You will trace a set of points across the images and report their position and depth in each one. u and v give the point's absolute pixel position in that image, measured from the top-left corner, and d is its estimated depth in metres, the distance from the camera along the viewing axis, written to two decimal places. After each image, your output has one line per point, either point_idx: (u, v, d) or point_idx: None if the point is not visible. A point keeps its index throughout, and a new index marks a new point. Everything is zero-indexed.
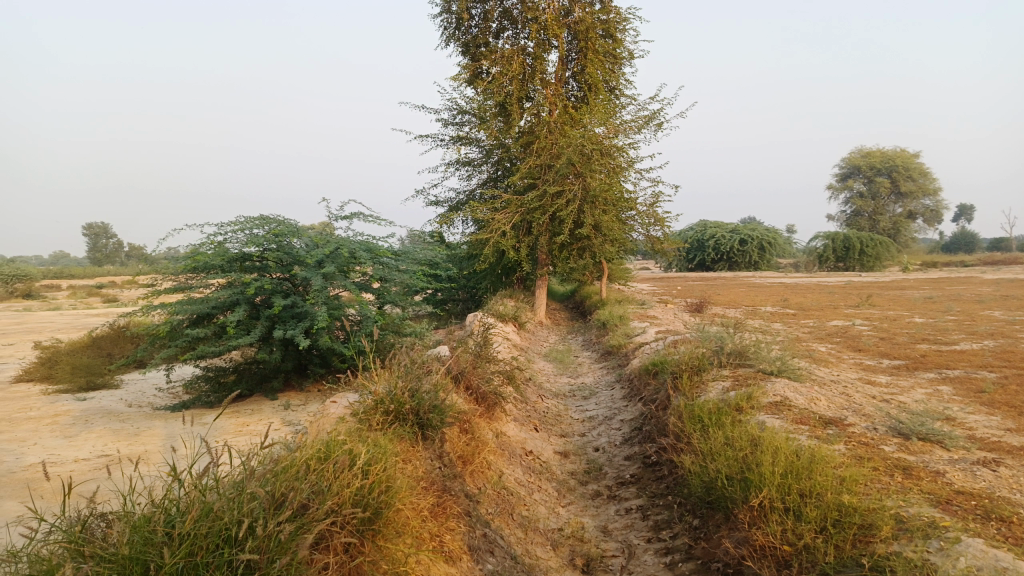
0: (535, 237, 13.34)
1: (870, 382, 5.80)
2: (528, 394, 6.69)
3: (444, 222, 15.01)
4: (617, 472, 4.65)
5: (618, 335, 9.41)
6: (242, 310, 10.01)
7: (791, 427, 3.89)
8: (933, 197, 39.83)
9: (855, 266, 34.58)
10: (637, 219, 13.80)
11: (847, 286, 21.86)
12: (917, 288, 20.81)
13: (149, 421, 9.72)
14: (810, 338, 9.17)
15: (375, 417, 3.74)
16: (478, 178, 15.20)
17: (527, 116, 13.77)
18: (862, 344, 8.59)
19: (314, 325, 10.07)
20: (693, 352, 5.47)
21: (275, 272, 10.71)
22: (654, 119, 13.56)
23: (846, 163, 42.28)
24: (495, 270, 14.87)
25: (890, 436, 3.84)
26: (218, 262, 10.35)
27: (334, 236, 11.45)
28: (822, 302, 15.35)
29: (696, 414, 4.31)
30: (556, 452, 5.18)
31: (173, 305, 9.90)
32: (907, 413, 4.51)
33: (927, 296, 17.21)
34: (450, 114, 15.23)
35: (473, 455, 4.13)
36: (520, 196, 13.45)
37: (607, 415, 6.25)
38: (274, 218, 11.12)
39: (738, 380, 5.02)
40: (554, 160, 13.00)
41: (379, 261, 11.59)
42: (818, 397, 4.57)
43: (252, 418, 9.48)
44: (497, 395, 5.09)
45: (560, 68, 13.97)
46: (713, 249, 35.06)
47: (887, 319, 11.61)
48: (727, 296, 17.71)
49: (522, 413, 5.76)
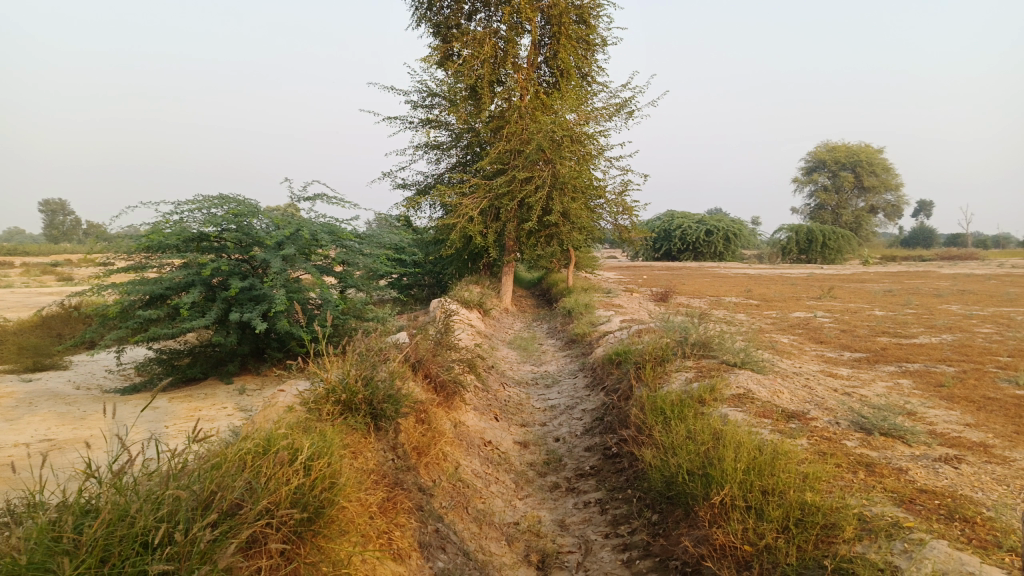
0: (503, 223, 13.19)
1: (832, 375, 5.79)
2: (490, 382, 6.56)
3: (411, 206, 14.75)
4: (577, 464, 4.55)
5: (582, 324, 9.32)
6: (197, 292, 9.70)
7: (754, 420, 3.82)
8: (894, 192, 40.54)
9: (817, 258, 35.08)
10: (605, 207, 13.72)
11: (809, 278, 22.11)
12: (878, 282, 21.14)
13: (97, 404, 9.37)
14: (773, 330, 9.19)
15: (325, 407, 3.58)
16: (446, 162, 14.98)
17: (497, 100, 13.57)
18: (824, 336, 8.62)
19: (272, 308, 9.79)
20: (657, 343, 5.38)
21: (233, 253, 10.39)
22: (625, 106, 13.46)
23: (812, 156, 42.78)
24: (461, 256, 14.68)
25: (853, 431, 3.78)
26: (172, 241, 9.99)
27: (296, 217, 11.14)
28: (785, 294, 15.48)
29: (658, 406, 4.21)
30: (516, 442, 5.06)
31: (124, 286, 9.54)
32: (868, 407, 4.48)
33: (887, 289, 17.49)
34: (419, 96, 14.96)
35: (428, 446, 3.99)
36: (488, 181, 13.27)
37: (569, 404, 6.14)
38: (234, 197, 10.78)
39: (701, 371, 4.95)
40: (523, 146, 12.83)
41: (341, 244, 11.32)
42: (781, 390, 4.51)
43: (205, 403, 9.21)
44: (457, 383, 4.94)
45: (532, 52, 13.76)
46: (680, 238, 35.26)
47: (849, 312, 11.73)
48: (692, 286, 17.78)
49: (482, 402, 5.63)
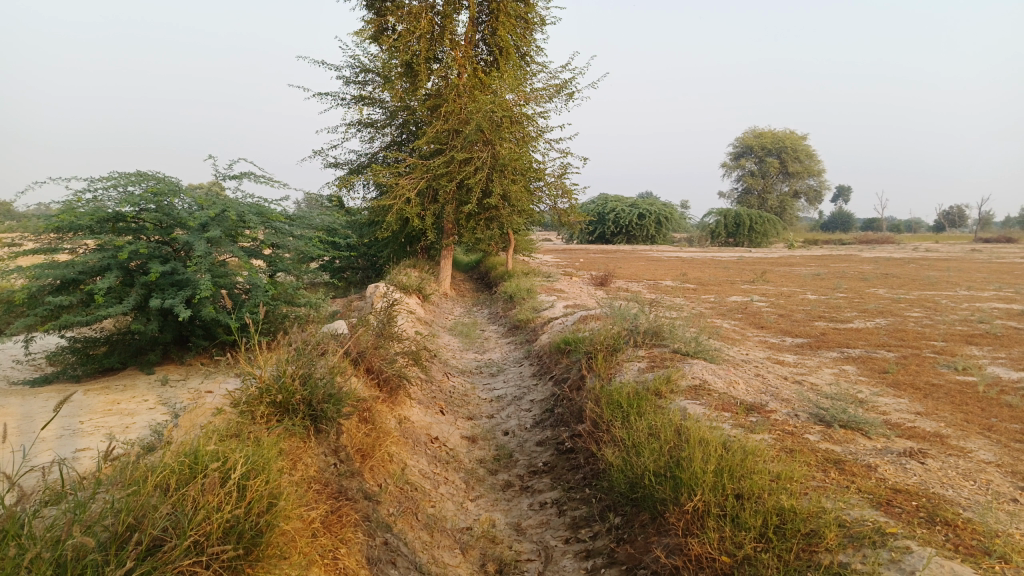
0: (440, 205, 12.84)
1: (779, 362, 5.76)
2: (432, 372, 6.29)
3: (344, 186, 14.23)
4: (529, 460, 4.35)
5: (525, 310, 9.13)
6: (114, 277, 9.05)
7: (714, 414, 3.69)
8: (817, 178, 41.85)
9: (744, 242, 35.94)
10: (545, 189, 13.54)
11: (740, 261, 22.59)
12: (805, 264, 21.71)
13: (2, 398, 8.65)
14: (713, 315, 9.21)
15: (259, 410, 3.26)
16: (380, 141, 14.49)
17: (434, 78, 13.15)
18: (763, 321, 8.68)
19: (197, 294, 9.21)
20: (608, 331, 5.21)
21: (153, 235, 9.74)
22: (565, 87, 13.26)
23: (740, 142, 43.70)
24: (397, 239, 14.26)
25: (814, 424, 3.70)
26: (85, 222, 9.29)
27: (220, 196, 10.53)
28: (719, 277, 15.68)
29: (614, 399, 4.04)
30: (463, 437, 4.82)
31: (30, 269, 8.79)
32: (820, 397, 4.43)
33: (815, 272, 17.98)
34: (352, 72, 14.40)
35: (372, 448, 3.72)
36: (425, 161, 12.89)
37: (516, 395, 5.94)
38: (152, 175, 10.10)
39: (654, 361, 4.81)
40: (462, 126, 12.50)
41: (270, 226, 10.78)
42: (737, 381, 4.40)
43: (124, 395, 8.62)
44: (401, 377, 4.66)
45: (470, 29, 13.39)
46: (613, 222, 35.53)
47: (782, 295, 11.93)
48: (629, 270, 17.85)
49: (426, 394, 5.36)
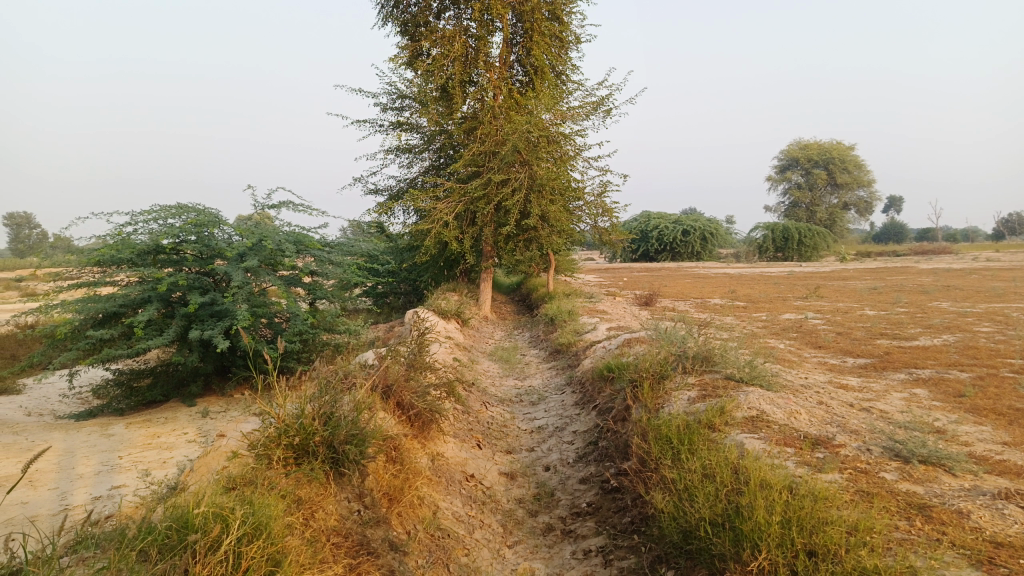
0: (479, 228, 12.66)
1: (842, 386, 5.32)
2: (470, 401, 6.02)
3: (383, 212, 14.18)
4: (572, 500, 4.03)
5: (566, 333, 8.81)
6: (153, 310, 9.06)
7: (774, 451, 3.33)
8: (867, 188, 40.61)
9: (793, 255, 34.96)
10: (585, 209, 13.26)
11: (790, 276, 21.85)
12: (859, 278, 20.88)
13: (46, 432, 8.68)
14: (765, 334, 8.75)
15: (276, 453, 3.03)
16: (418, 166, 14.43)
17: (470, 101, 13.04)
18: (820, 340, 8.20)
19: (235, 324, 9.15)
20: (655, 356, 4.87)
21: (192, 266, 9.75)
22: (603, 104, 13.01)
23: (785, 154, 42.76)
24: (437, 263, 14.11)
25: (890, 460, 3.30)
26: (126, 255, 9.33)
27: (259, 225, 10.51)
28: (770, 294, 15.12)
29: (663, 433, 3.71)
30: (501, 473, 4.53)
31: (73, 304, 8.86)
32: (891, 426, 4.01)
33: (871, 285, 17.22)
34: (389, 98, 14.40)
35: (401, 490, 3.46)
36: (463, 184, 12.75)
37: (557, 425, 5.62)
38: (192, 206, 10.15)
39: (706, 390, 4.45)
40: (498, 147, 12.33)
41: (309, 254, 10.72)
42: (798, 410, 4.02)
43: (164, 428, 8.58)
44: (433, 411, 4.40)
45: (505, 50, 13.28)
46: (657, 239, 34.99)
47: (838, 312, 11.36)
48: (674, 288, 17.39)
49: (462, 427, 5.09)
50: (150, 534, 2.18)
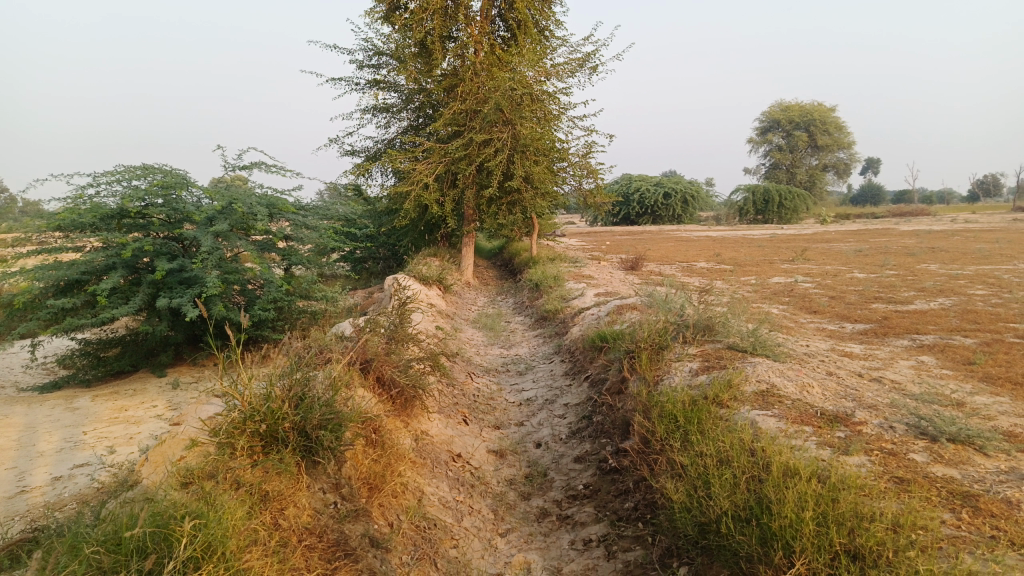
0: (460, 190, 12.24)
1: (847, 354, 5.07)
2: (453, 372, 5.70)
3: (361, 174, 13.66)
4: (567, 481, 3.74)
5: (553, 299, 8.49)
6: (118, 277, 8.60)
7: (791, 431, 3.05)
8: (847, 150, 40.42)
9: (774, 218, 34.84)
10: (569, 170, 12.85)
11: (774, 239, 21.66)
12: (843, 240, 20.70)
13: (7, 407, 8.26)
14: (758, 298, 8.50)
15: (240, 441, 2.68)
16: (397, 126, 13.91)
17: (450, 57, 12.48)
18: (814, 305, 7.95)
19: (205, 292, 8.72)
20: (653, 325, 4.56)
21: (159, 231, 9.28)
22: (588, 61, 12.53)
23: (766, 116, 42.37)
24: (417, 227, 13.68)
25: (918, 439, 3.03)
26: (88, 219, 8.83)
27: (229, 187, 10.00)
28: (756, 257, 14.89)
29: (667, 410, 3.41)
30: (489, 451, 4.23)
31: (31, 272, 8.37)
32: (909, 399, 3.75)
33: (857, 248, 17.04)
34: (366, 55, 13.78)
35: (382, 477, 3.14)
36: (443, 144, 12.27)
37: (548, 397, 5.31)
38: (158, 167, 9.62)
39: (709, 361, 4.16)
40: (480, 106, 11.85)
41: (283, 218, 10.24)
42: (810, 383, 3.74)
43: (133, 401, 8.18)
44: (416, 387, 4.07)
45: (486, 4, 12.69)
46: (638, 202, 34.70)
47: (827, 275, 11.15)
48: (659, 251, 17.13)
49: (446, 401, 4.77)
50: (88, 549, 1.85)
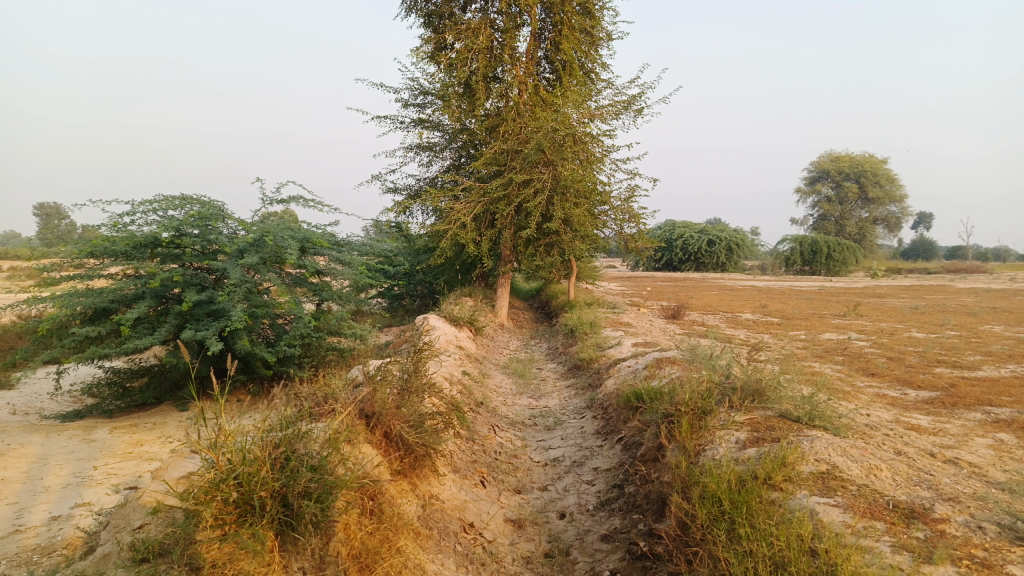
0: (498, 230, 11.96)
1: (914, 427, 4.52)
2: (476, 425, 5.30)
3: (400, 211, 13.52)
4: (591, 564, 3.29)
5: (587, 347, 8.04)
6: (144, 307, 8.45)
7: (859, 529, 2.57)
8: (899, 203, 39.30)
9: (821, 270, 33.84)
10: (610, 214, 12.50)
11: (823, 292, 20.86)
12: (897, 296, 19.80)
13: (26, 435, 8.09)
14: (809, 356, 7.93)
15: (209, 512, 2.32)
16: (438, 165, 13.78)
17: (494, 98, 12.34)
18: (871, 366, 7.34)
19: (229, 325, 8.52)
20: (696, 386, 4.10)
21: (190, 261, 9.16)
22: (633, 104, 12.25)
23: (815, 166, 41.58)
24: (453, 266, 13.43)
25: (1015, 546, 2.49)
26: (120, 247, 8.76)
27: (263, 220, 9.88)
28: (804, 310, 14.22)
29: (709, 490, 2.95)
30: (507, 521, 3.81)
31: (59, 298, 8.29)
32: (994, 489, 3.21)
33: (914, 305, 16.21)
34: (411, 94, 13.76)
35: (376, 553, 2.74)
36: (483, 183, 12.06)
37: (576, 458, 4.85)
38: (195, 198, 9.56)
39: (759, 432, 3.67)
40: (521, 146, 11.64)
41: (316, 252, 10.07)
42: (877, 464, 3.23)
43: (150, 435, 7.94)
44: (428, 445, 3.68)
45: (532, 45, 12.58)
46: (681, 248, 34.14)
47: (883, 333, 10.49)
48: (703, 300, 16.55)
49: (465, 459, 4.37)
50: None
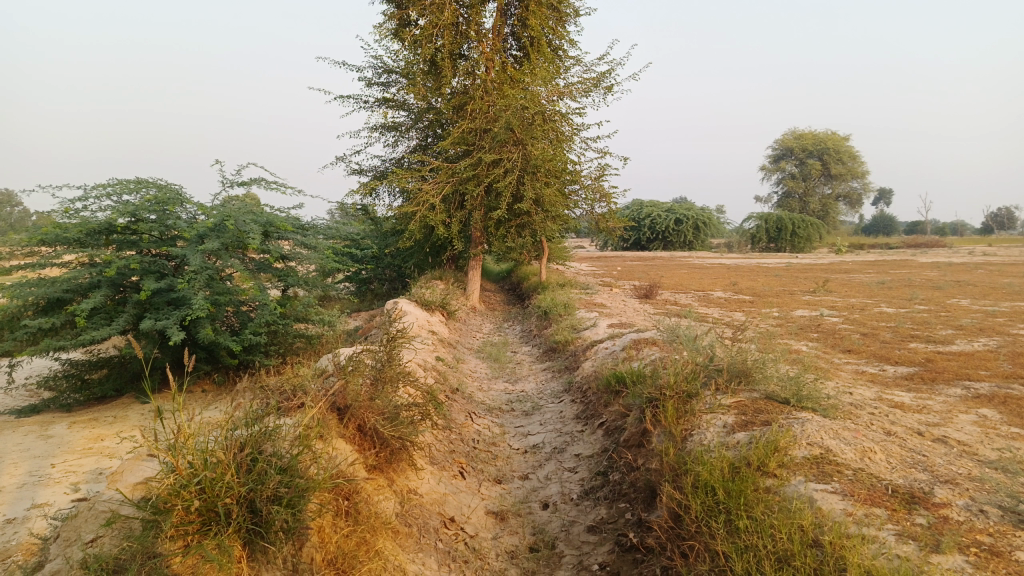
0: (468, 211, 11.72)
1: (898, 405, 4.46)
2: (452, 413, 5.12)
3: (366, 193, 13.18)
4: (579, 557, 3.16)
5: (562, 330, 7.90)
6: (100, 297, 8.09)
7: (862, 517, 2.46)
8: (861, 180, 39.83)
9: (786, 246, 34.19)
10: (581, 193, 12.34)
11: (789, 268, 21.03)
12: (862, 271, 20.04)
13: None
14: (784, 333, 7.89)
15: (168, 523, 2.12)
16: (405, 145, 13.46)
17: (461, 76, 12.05)
18: (846, 342, 7.32)
19: (191, 314, 8.20)
20: (680, 368, 3.97)
21: (148, 248, 8.78)
22: (603, 81, 12.06)
23: (780, 144, 41.88)
24: (422, 249, 13.17)
25: (1021, 529, 2.40)
26: (73, 234, 8.35)
27: (224, 204, 9.52)
28: (774, 287, 14.27)
29: (701, 479, 2.83)
30: (489, 513, 3.66)
31: (8, 289, 7.88)
32: (988, 468, 3.14)
33: (880, 280, 16.40)
34: (375, 73, 13.38)
35: (354, 557, 2.57)
36: (451, 164, 11.79)
37: (556, 445, 4.71)
38: (151, 181, 9.16)
39: (747, 415, 3.56)
40: (490, 125, 11.39)
41: (280, 237, 9.75)
42: (870, 447, 3.14)
43: (110, 430, 7.61)
44: (404, 437, 3.50)
45: (499, 21, 12.28)
46: (649, 228, 34.20)
47: (853, 308, 10.54)
48: (673, 279, 16.51)
49: (442, 449, 4.20)
50: None
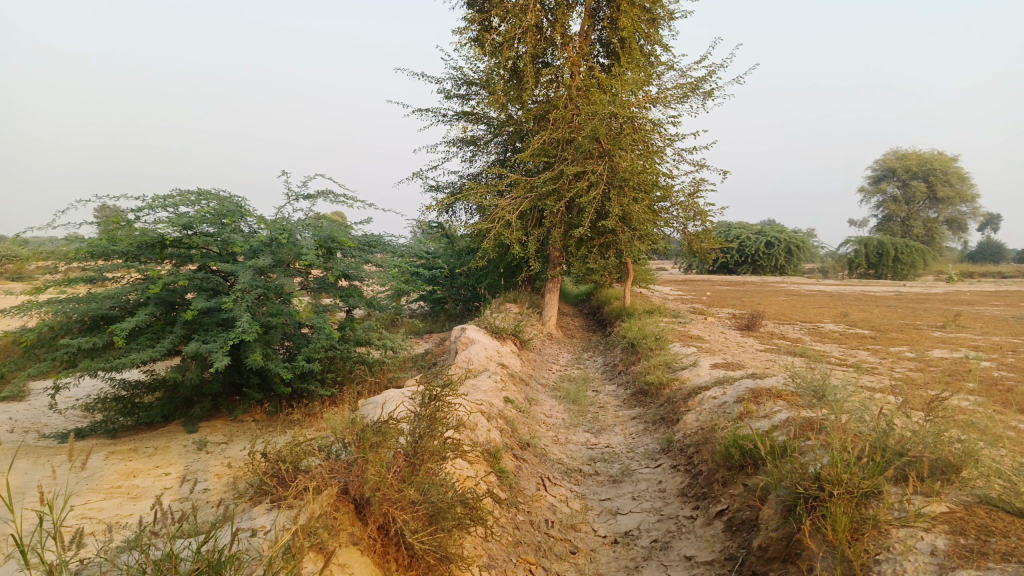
0: (547, 229, 10.66)
1: None
2: (522, 481, 4.02)
3: (441, 210, 12.33)
4: None
5: (656, 368, 6.70)
6: (145, 317, 7.41)
7: None
8: (972, 202, 36.62)
9: (887, 273, 31.56)
10: (673, 210, 11.10)
11: (899, 298, 18.92)
12: (986, 303, 17.77)
13: (11, 460, 7.02)
14: (935, 381, 6.41)
15: None
16: (483, 160, 12.58)
17: (545, 83, 11.06)
18: (1019, 398, 5.78)
19: (238, 337, 7.44)
20: (851, 455, 2.74)
21: (202, 263, 8.10)
22: (700, 87, 10.83)
23: (880, 165, 39.09)
24: (497, 268, 12.20)
25: None
26: (122, 248, 7.70)
27: (286, 218, 8.80)
28: (894, 320, 12.53)
29: None
30: None
31: (50, 304, 7.23)
32: None
33: (1019, 314, 14.25)
34: (454, 84, 12.57)
35: None
36: (531, 177, 10.78)
37: (657, 537, 3.55)
38: (210, 192, 8.48)
39: (973, 539, 2.30)
40: (574, 134, 10.35)
41: (343, 254, 8.94)
42: None
43: (148, 464, 6.52)
44: (446, 544, 2.43)
45: (587, 25, 11.26)
46: (738, 251, 32.30)
47: (1002, 349, 8.85)
48: (773, 308, 14.91)
49: (502, 545, 3.13)
50: None
